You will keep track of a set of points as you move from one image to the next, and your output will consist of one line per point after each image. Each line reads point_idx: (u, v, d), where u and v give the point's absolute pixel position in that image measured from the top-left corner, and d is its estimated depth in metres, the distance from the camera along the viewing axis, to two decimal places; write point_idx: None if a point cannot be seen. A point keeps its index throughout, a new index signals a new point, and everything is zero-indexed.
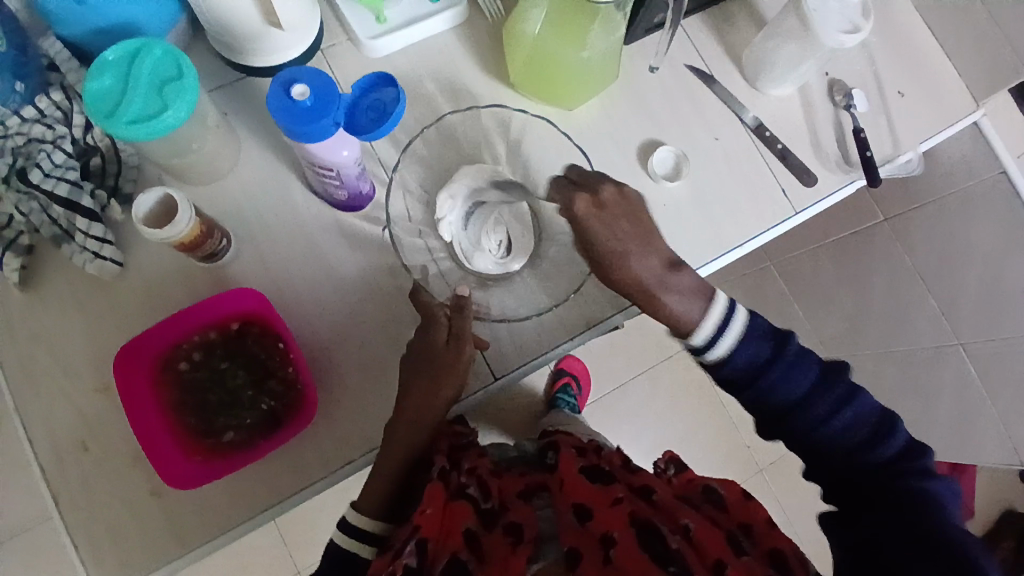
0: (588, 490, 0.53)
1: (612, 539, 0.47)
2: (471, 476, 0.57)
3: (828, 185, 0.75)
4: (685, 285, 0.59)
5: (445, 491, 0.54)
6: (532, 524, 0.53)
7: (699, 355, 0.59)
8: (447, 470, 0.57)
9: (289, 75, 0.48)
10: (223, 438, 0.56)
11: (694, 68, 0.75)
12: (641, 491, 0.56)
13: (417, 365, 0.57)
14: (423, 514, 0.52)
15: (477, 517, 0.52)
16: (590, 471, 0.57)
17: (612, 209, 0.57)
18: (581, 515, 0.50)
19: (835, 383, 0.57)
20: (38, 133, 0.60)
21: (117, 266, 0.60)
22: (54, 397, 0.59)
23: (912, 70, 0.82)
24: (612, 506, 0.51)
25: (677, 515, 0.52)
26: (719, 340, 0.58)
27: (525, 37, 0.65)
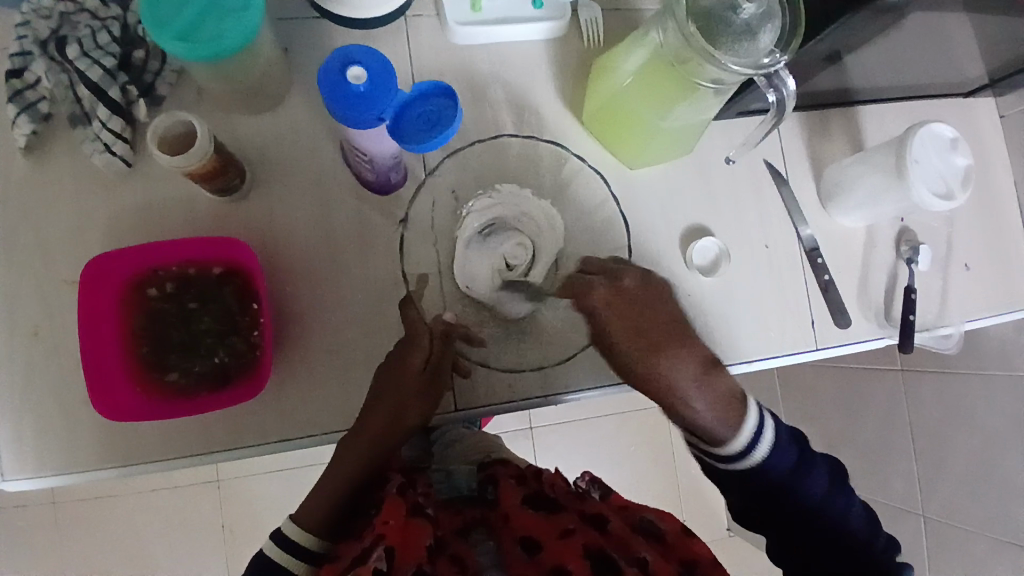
0: (537, 521, 0.53)
1: (565, 569, 0.47)
2: (424, 498, 0.56)
3: (859, 331, 0.72)
4: (715, 387, 0.61)
5: (401, 506, 0.52)
6: (473, 556, 0.52)
7: (723, 460, 0.59)
8: (401, 489, 0.55)
9: (350, 53, 0.45)
10: (167, 377, 0.53)
11: (771, 166, 0.71)
12: (595, 520, 0.53)
13: (383, 385, 0.56)
14: (386, 524, 0.49)
15: (432, 536, 0.51)
16: (534, 500, 0.57)
17: (632, 294, 0.61)
18: (531, 548, 0.50)
19: (838, 487, 0.60)
20: (93, 7, 0.58)
21: (125, 166, 0.58)
22: (20, 272, 0.57)
23: (986, 246, 0.77)
24: (562, 537, 0.50)
25: (631, 546, 0.50)
26: (753, 444, 0.58)
27: (611, 79, 0.60)
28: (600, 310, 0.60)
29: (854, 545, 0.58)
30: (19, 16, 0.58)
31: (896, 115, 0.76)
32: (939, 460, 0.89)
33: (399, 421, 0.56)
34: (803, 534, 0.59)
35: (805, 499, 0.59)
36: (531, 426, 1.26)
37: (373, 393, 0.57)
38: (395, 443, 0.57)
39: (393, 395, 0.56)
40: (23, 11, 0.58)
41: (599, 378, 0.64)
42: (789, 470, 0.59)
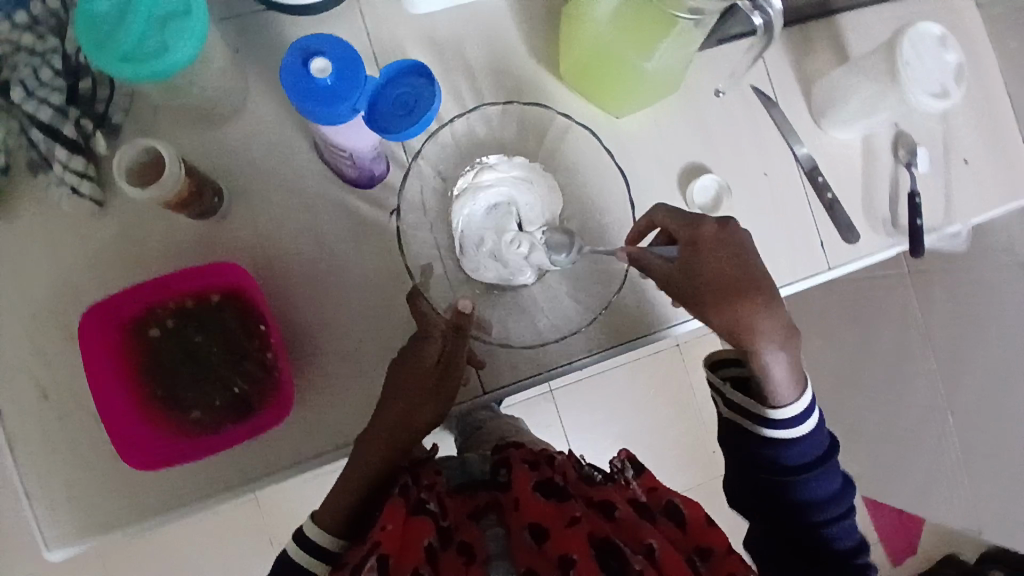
0: (542, 506, 0.48)
1: (571, 561, 0.44)
2: (432, 492, 0.51)
3: (870, 245, 0.71)
4: (794, 353, 0.54)
5: (403, 506, 0.49)
6: (481, 543, 0.48)
7: (761, 422, 0.54)
8: (408, 486, 0.51)
9: (310, 44, 0.42)
10: (189, 417, 0.52)
11: (759, 91, 0.68)
12: (602, 507, 0.50)
13: (400, 381, 0.53)
14: (383, 530, 0.46)
15: (436, 532, 0.47)
16: (545, 484, 0.51)
17: (706, 244, 0.54)
18: (537, 535, 0.46)
19: (847, 495, 0.54)
20: (27, 42, 0.53)
21: (97, 206, 0.55)
22: (15, 335, 0.55)
23: (985, 135, 0.76)
24: (569, 526, 0.46)
25: (641, 534, 0.47)
26: (798, 416, 0.53)
27: (586, 25, 0.57)
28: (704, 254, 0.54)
29: (834, 559, 0.52)
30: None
31: (878, 15, 0.73)
32: None
33: (413, 417, 0.53)
34: (784, 523, 0.54)
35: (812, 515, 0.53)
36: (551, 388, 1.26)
37: (388, 389, 0.53)
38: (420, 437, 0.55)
39: (406, 388, 0.52)
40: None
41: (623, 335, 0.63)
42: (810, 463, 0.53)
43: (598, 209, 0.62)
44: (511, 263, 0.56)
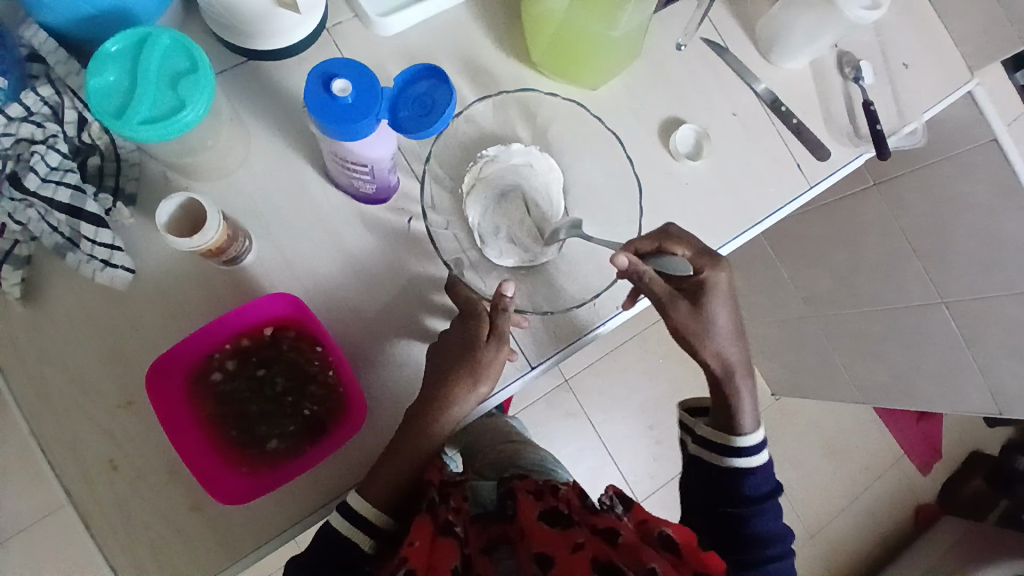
0: (550, 535, 0.53)
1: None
2: (457, 514, 0.55)
3: (841, 157, 0.76)
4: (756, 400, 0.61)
5: (431, 525, 0.52)
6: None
7: (724, 452, 0.59)
8: (435, 503, 0.54)
9: (326, 68, 0.45)
10: (268, 448, 0.54)
11: (711, 41, 0.74)
12: (606, 533, 0.54)
13: (450, 356, 0.55)
14: (411, 547, 0.50)
15: (461, 556, 0.52)
16: (552, 513, 0.56)
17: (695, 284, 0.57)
18: (545, 563, 0.51)
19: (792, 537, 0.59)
20: (27, 133, 0.53)
21: (130, 274, 0.56)
22: (72, 416, 0.56)
23: (915, 40, 0.83)
24: (575, 552, 0.52)
25: (641, 555, 0.51)
26: (757, 448, 0.60)
27: (547, 12, 0.61)
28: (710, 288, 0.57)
29: None
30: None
31: None
32: (942, 245, 0.95)
33: (468, 389, 0.54)
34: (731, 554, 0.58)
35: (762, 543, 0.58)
36: (566, 378, 1.30)
37: (438, 372, 0.54)
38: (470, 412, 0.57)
39: (454, 360, 0.54)
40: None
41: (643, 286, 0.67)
42: (765, 494, 0.59)
43: (596, 175, 0.66)
44: (527, 245, 0.62)
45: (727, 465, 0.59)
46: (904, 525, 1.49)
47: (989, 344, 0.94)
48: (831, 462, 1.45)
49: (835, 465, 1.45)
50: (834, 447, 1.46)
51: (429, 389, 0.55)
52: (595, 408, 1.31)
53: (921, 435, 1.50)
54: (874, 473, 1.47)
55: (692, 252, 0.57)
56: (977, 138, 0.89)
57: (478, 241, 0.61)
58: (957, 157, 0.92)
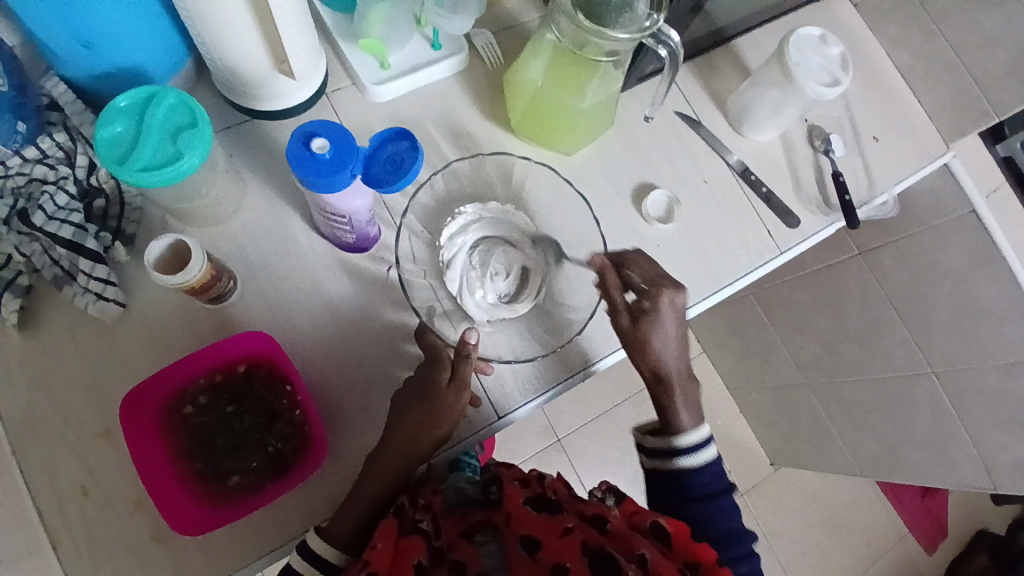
0: (537, 522, 0.53)
1: (564, 568, 0.48)
2: (426, 513, 0.55)
3: (811, 225, 0.79)
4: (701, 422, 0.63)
5: (397, 527, 0.52)
6: (477, 561, 0.51)
7: (670, 458, 0.61)
8: (404, 508, 0.55)
9: (309, 128, 0.50)
10: (230, 482, 0.57)
11: (683, 114, 0.79)
12: (595, 520, 0.54)
13: (413, 400, 0.57)
14: (374, 549, 0.49)
15: (429, 552, 0.51)
16: (537, 501, 0.56)
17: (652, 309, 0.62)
18: (531, 548, 0.51)
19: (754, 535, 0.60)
20: (40, 174, 0.59)
21: (119, 307, 0.61)
22: (51, 440, 0.58)
23: (884, 117, 0.87)
24: (564, 536, 0.51)
25: (632, 543, 0.51)
26: (700, 446, 0.61)
27: (525, 86, 0.67)
28: (659, 310, 0.61)
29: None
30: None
31: (768, 37, 0.86)
32: (924, 312, 0.96)
33: (427, 432, 0.56)
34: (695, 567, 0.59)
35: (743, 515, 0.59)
36: (559, 438, 1.30)
37: (396, 415, 0.57)
38: (427, 456, 0.58)
39: (416, 403, 0.56)
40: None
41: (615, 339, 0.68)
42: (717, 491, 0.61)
43: (568, 233, 0.69)
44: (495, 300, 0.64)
45: (676, 468, 0.61)
46: None
47: (975, 412, 0.94)
48: (831, 535, 1.40)
49: (835, 539, 1.40)
50: (834, 519, 1.41)
51: (390, 430, 0.56)
52: (585, 467, 1.30)
53: (925, 511, 1.45)
54: (878, 549, 1.41)
55: (671, 284, 0.61)
56: (953, 210, 0.91)
57: (443, 286, 0.64)
58: (936, 228, 0.93)
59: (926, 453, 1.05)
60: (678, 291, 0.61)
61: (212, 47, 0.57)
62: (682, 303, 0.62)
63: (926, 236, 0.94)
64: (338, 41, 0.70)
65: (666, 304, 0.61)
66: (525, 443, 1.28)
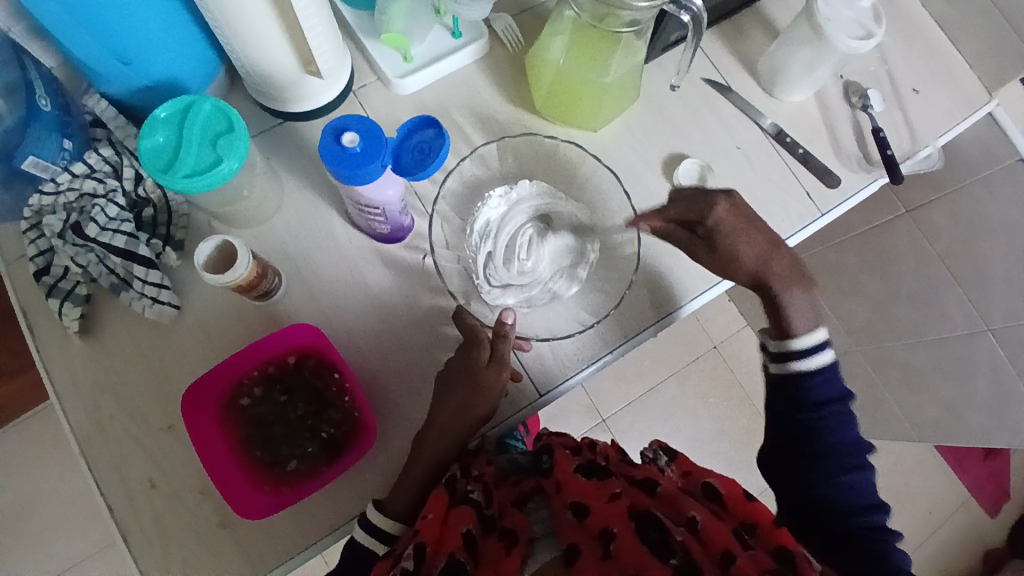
0: (586, 486, 0.53)
1: (612, 533, 0.48)
2: (477, 483, 0.56)
3: (852, 184, 0.76)
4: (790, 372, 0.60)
5: (447, 497, 0.54)
6: (526, 527, 0.53)
7: (788, 359, 0.60)
8: (455, 479, 0.56)
9: (339, 123, 0.51)
10: (288, 468, 0.59)
11: (711, 80, 0.77)
12: (644, 484, 0.55)
13: (455, 380, 0.58)
14: (424, 519, 0.51)
15: (478, 521, 0.52)
16: (588, 467, 0.57)
17: (726, 225, 0.60)
18: (580, 511, 0.51)
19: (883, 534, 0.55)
20: (90, 188, 0.63)
21: (175, 309, 0.64)
22: (120, 437, 0.62)
23: (926, 67, 0.83)
24: (612, 500, 0.51)
25: (681, 505, 0.51)
26: (818, 348, 0.60)
27: (547, 65, 0.67)
28: (720, 223, 0.60)
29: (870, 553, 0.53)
30: (24, 222, 0.64)
31: None
32: None
33: (470, 410, 0.58)
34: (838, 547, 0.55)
35: (805, 472, 0.57)
36: (604, 418, 1.30)
37: (438, 398, 0.58)
38: (473, 433, 0.60)
39: (458, 384, 0.58)
40: (26, 217, 0.63)
41: (673, 299, 0.68)
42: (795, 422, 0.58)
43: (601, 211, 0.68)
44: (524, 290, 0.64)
45: (795, 371, 0.60)
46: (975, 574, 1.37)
47: None
48: (890, 507, 1.36)
49: (896, 511, 1.36)
50: (893, 490, 1.36)
51: (436, 410, 0.58)
52: (632, 446, 1.30)
53: (990, 474, 1.39)
54: (940, 518, 1.37)
55: (681, 208, 0.61)
56: (1001, 158, 0.89)
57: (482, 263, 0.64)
58: (986, 178, 0.92)
59: (988, 415, 1.01)
60: (734, 191, 0.60)
61: (242, 53, 0.58)
62: (741, 207, 0.61)
63: (977, 188, 0.93)
64: (361, 37, 0.71)
65: (723, 210, 0.60)
66: (571, 425, 1.29)
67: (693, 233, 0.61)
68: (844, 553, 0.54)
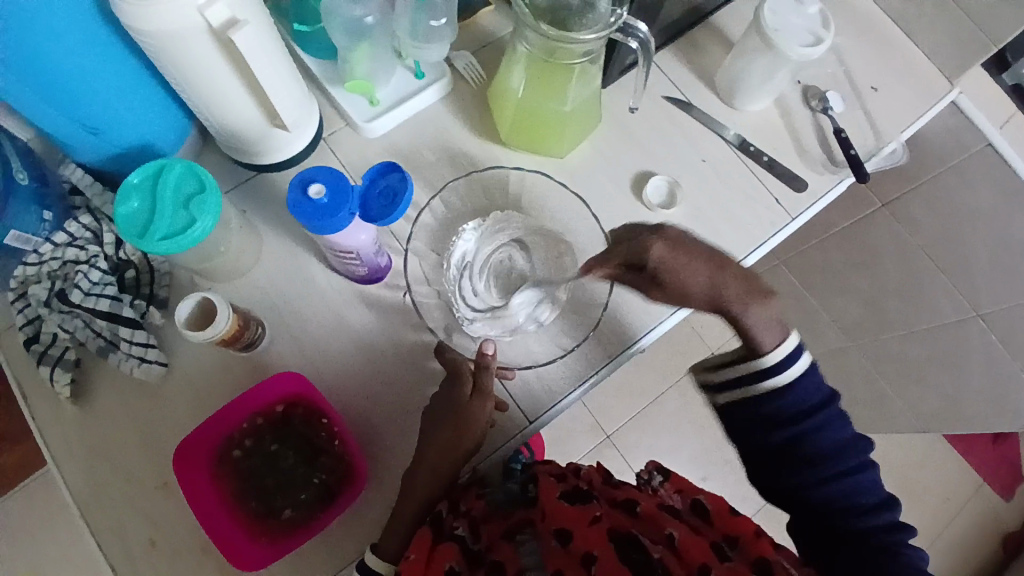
0: (568, 511, 0.54)
1: (593, 556, 0.48)
2: (463, 520, 0.57)
3: (819, 185, 0.78)
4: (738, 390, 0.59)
5: (432, 537, 0.55)
6: (515, 559, 0.51)
7: (763, 376, 0.58)
8: (442, 516, 0.57)
9: (305, 175, 0.53)
10: (283, 516, 0.60)
11: (672, 97, 0.79)
12: (624, 505, 0.56)
13: (440, 417, 0.58)
14: (408, 560, 0.52)
15: (463, 559, 0.53)
16: (571, 493, 0.57)
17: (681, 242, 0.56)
18: (563, 538, 0.51)
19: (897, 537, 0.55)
20: (72, 256, 0.64)
21: (163, 367, 0.65)
22: (116, 499, 0.63)
23: (882, 65, 0.85)
24: (593, 524, 0.52)
25: (660, 524, 0.52)
26: (793, 357, 0.57)
27: (509, 97, 0.69)
28: (661, 263, 0.55)
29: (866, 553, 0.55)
30: (12, 292, 0.65)
31: (747, 6, 0.85)
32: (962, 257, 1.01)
33: (458, 444, 0.58)
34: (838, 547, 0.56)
35: (800, 472, 0.57)
36: (608, 435, 1.30)
37: (425, 435, 0.59)
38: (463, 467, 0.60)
39: (444, 419, 0.58)
40: (13, 287, 0.65)
41: (654, 316, 0.69)
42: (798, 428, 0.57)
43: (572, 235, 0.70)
44: (502, 320, 0.65)
45: (770, 388, 0.57)
46: (995, 559, 1.36)
47: None
48: (904, 499, 1.35)
49: (909, 503, 1.35)
50: (905, 482, 1.35)
51: (423, 446, 0.58)
52: (639, 460, 1.30)
53: (1000, 458, 1.37)
54: (955, 505, 1.36)
55: (623, 254, 0.57)
56: (970, 145, 0.99)
57: (458, 299, 0.65)
58: (956, 166, 1.00)
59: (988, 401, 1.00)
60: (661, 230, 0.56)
61: (208, 112, 0.60)
62: (675, 238, 0.56)
63: (949, 175, 1.01)
64: (327, 86, 0.73)
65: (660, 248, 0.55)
66: (574, 443, 1.29)
67: (638, 274, 0.58)
68: (843, 553, 0.55)
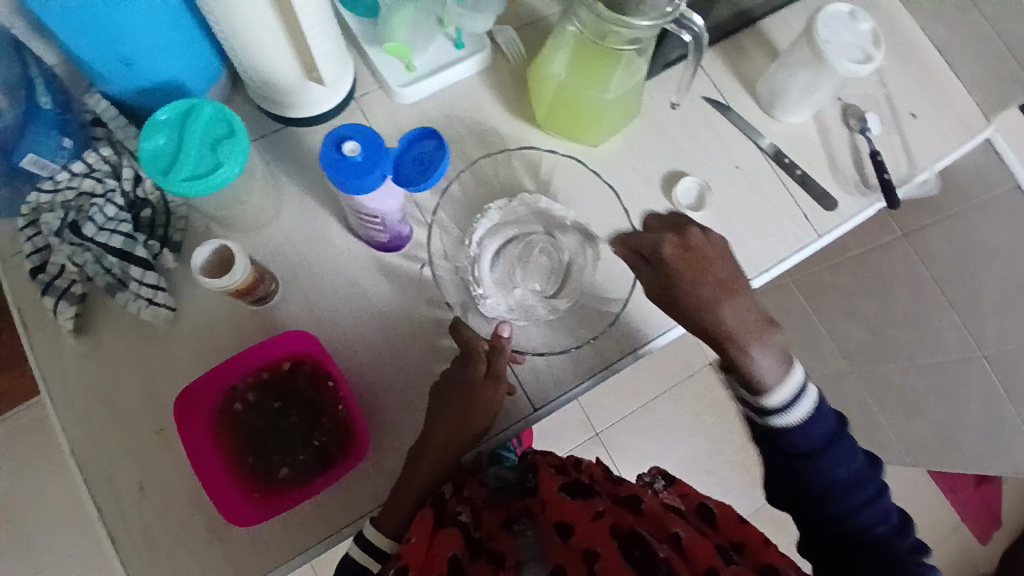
0: (571, 506, 0.54)
1: (596, 554, 0.49)
2: (466, 505, 0.57)
3: (849, 206, 0.77)
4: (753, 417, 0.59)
5: (434, 519, 0.55)
6: (514, 551, 0.53)
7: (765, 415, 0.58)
8: (444, 498, 0.57)
9: (339, 131, 0.52)
10: (279, 475, 0.59)
11: (711, 99, 0.78)
12: (628, 502, 0.56)
13: (449, 393, 0.58)
14: (409, 543, 0.52)
15: (464, 546, 0.53)
16: (573, 486, 0.58)
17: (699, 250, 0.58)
18: (564, 534, 0.52)
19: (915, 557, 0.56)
20: (89, 187, 0.63)
21: (170, 312, 0.64)
22: (108, 440, 0.62)
23: (923, 92, 0.84)
24: (595, 520, 0.52)
25: (665, 524, 0.52)
26: (795, 402, 0.57)
27: (549, 81, 0.67)
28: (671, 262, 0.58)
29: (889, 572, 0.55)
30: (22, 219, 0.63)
31: (796, 15, 0.83)
32: (972, 294, 0.96)
33: (466, 422, 0.57)
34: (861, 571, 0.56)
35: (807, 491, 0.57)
36: (598, 433, 1.30)
37: (433, 410, 0.58)
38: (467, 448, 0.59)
39: (453, 396, 0.57)
40: (25, 213, 0.63)
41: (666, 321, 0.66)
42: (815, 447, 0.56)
43: (597, 226, 0.69)
44: (520, 306, 0.65)
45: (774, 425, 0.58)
46: None
47: None
48: None
49: None
50: None
51: (429, 421, 0.58)
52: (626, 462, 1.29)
53: (981, 499, 1.38)
54: (930, 539, 1.37)
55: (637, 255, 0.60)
56: (996, 185, 0.93)
57: (477, 278, 0.66)
58: (982, 203, 0.94)
59: (983, 440, 1.01)
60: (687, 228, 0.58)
61: (245, 57, 0.59)
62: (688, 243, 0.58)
63: (973, 213, 0.95)
64: (365, 47, 0.72)
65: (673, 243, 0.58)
66: (563, 437, 1.29)
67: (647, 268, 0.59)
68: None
